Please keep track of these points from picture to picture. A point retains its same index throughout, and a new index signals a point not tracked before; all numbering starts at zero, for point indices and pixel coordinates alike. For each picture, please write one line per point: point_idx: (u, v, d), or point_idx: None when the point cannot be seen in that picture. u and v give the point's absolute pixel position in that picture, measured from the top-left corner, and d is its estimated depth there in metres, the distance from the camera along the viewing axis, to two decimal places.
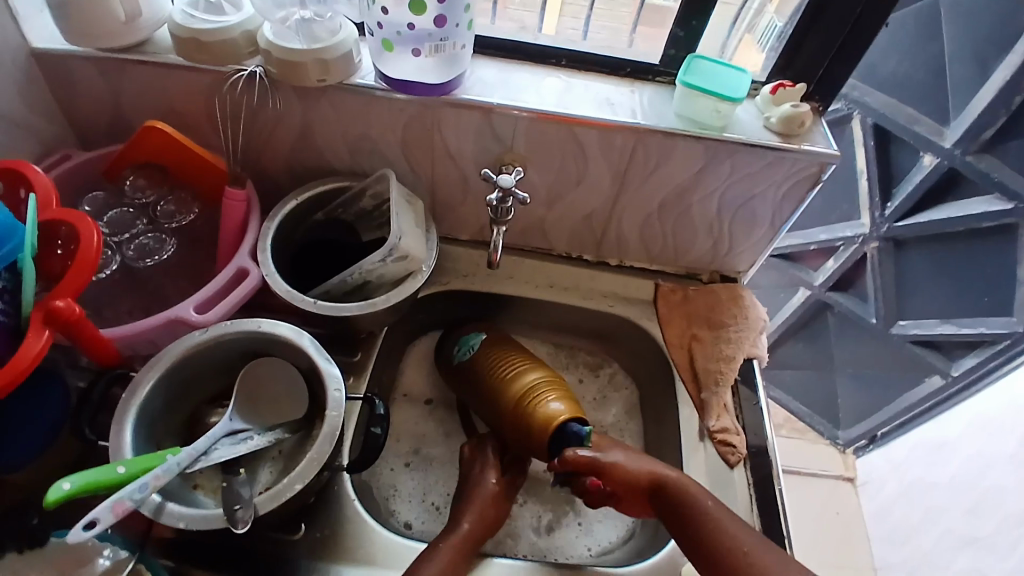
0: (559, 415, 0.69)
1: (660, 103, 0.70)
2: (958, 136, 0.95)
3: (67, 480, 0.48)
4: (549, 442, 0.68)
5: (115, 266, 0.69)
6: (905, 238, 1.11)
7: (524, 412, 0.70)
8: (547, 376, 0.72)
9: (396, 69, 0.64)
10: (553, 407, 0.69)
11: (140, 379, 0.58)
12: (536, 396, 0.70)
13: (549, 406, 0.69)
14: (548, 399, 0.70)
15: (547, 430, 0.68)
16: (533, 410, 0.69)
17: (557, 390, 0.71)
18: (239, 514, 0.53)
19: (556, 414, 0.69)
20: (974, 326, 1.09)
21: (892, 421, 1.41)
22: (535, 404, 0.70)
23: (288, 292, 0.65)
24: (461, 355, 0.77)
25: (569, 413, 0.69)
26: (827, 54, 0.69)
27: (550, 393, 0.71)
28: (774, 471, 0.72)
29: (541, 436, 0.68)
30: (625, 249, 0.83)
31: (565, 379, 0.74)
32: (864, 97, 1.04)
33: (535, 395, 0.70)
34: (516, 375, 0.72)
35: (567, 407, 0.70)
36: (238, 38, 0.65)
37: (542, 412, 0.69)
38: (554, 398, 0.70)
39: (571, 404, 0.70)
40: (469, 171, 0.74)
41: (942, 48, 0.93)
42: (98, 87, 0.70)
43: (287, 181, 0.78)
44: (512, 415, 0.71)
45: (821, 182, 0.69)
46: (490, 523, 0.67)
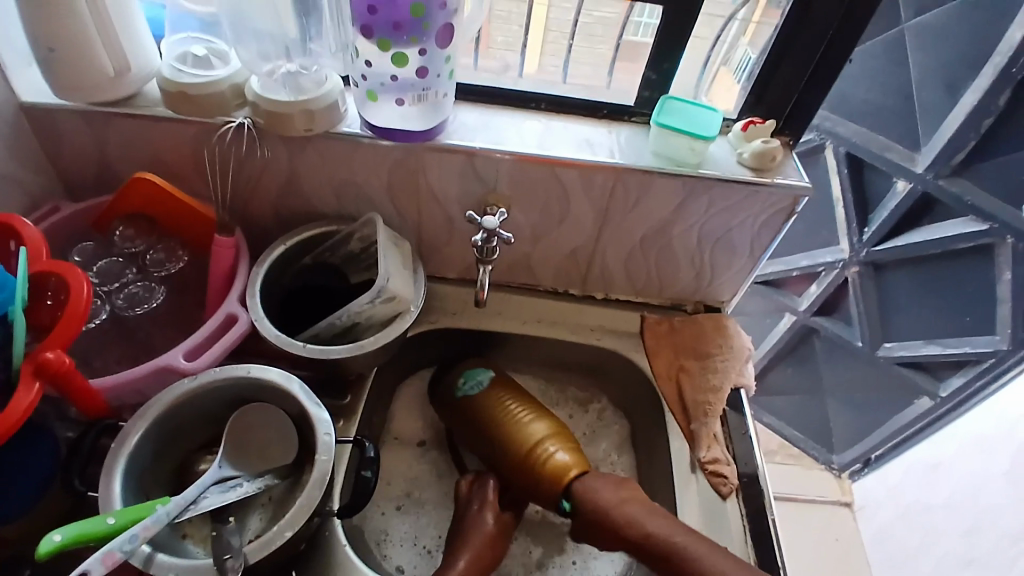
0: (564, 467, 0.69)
1: (637, 142, 0.73)
2: (930, 160, 0.99)
3: (58, 532, 0.47)
4: (551, 493, 0.69)
5: (104, 315, 0.69)
6: (884, 261, 1.14)
7: (529, 463, 0.70)
8: (551, 425, 0.73)
9: (380, 117, 0.66)
10: (559, 458, 0.69)
11: (129, 429, 0.58)
12: (541, 447, 0.70)
13: (556, 457, 0.70)
14: (554, 451, 0.70)
15: (552, 482, 0.68)
16: (538, 461, 0.70)
17: (560, 439, 0.71)
18: (229, 563, 0.52)
19: (564, 466, 0.69)
20: (958, 346, 1.11)
21: (887, 443, 1.41)
22: (541, 455, 0.70)
23: (277, 336, 0.65)
24: (467, 389, 0.76)
25: (575, 467, 0.69)
26: (799, 82, 0.72)
27: (554, 443, 0.71)
28: (766, 501, 0.72)
29: (547, 487, 0.69)
30: (611, 283, 0.85)
31: (564, 424, 0.74)
32: (835, 128, 1.08)
33: (539, 445, 0.70)
34: (519, 425, 0.72)
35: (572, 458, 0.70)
36: (225, 91, 0.67)
37: (549, 464, 0.69)
38: (560, 449, 0.70)
39: (575, 454, 0.70)
40: (454, 213, 0.75)
41: (910, 73, 0.97)
42: (86, 139, 0.72)
43: (275, 227, 0.80)
44: (516, 464, 0.71)
45: (796, 214, 0.72)
46: (485, 564, 0.66)
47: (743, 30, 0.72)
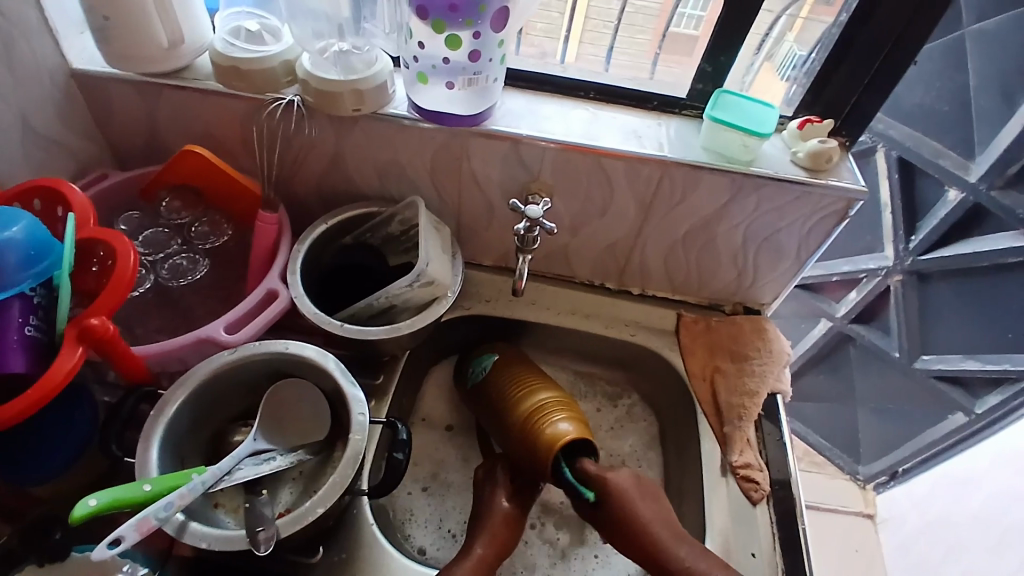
0: (565, 434, 0.68)
1: (687, 135, 0.71)
2: (983, 171, 0.95)
3: (93, 498, 0.48)
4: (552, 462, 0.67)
5: (149, 284, 0.71)
6: (929, 271, 1.10)
7: (533, 430, 0.69)
8: (558, 397, 0.72)
9: (428, 100, 0.66)
10: (560, 426, 0.69)
11: (168, 397, 0.59)
12: (544, 414, 0.70)
13: (557, 426, 0.69)
14: (556, 418, 0.69)
15: (551, 450, 0.67)
16: (541, 428, 0.69)
17: (567, 410, 0.71)
18: (261, 535, 0.53)
19: (563, 434, 0.68)
20: (999, 362, 1.07)
21: (916, 457, 1.37)
22: (543, 422, 0.69)
23: (315, 314, 0.66)
24: (474, 375, 0.78)
25: (576, 434, 0.68)
26: (859, 84, 0.69)
27: (558, 413, 0.70)
28: (798, 511, 0.70)
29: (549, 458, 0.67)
30: (648, 278, 0.83)
31: (576, 401, 0.73)
32: (887, 130, 1.04)
33: (543, 414, 0.70)
34: (528, 396, 0.72)
35: (576, 427, 0.69)
36: (277, 67, 0.67)
37: (549, 431, 0.68)
38: (561, 418, 0.69)
39: (579, 427, 0.69)
40: (495, 199, 0.75)
41: (968, 80, 0.93)
42: (135, 109, 0.73)
43: (316, 205, 0.80)
44: (521, 434, 0.70)
45: (849, 218, 0.69)
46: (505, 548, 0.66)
47: (791, 25, 0.70)
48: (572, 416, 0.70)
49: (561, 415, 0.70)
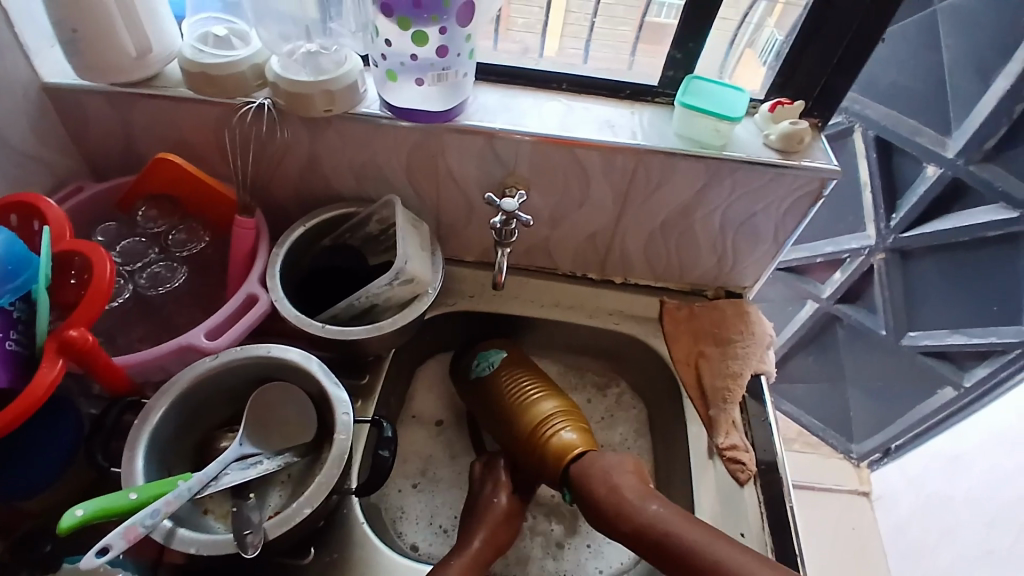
0: (571, 444, 0.69)
1: (660, 123, 0.71)
2: (960, 146, 0.96)
3: (80, 508, 0.49)
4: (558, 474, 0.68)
5: (127, 294, 0.70)
6: (912, 248, 1.11)
7: (539, 440, 0.70)
8: (565, 405, 0.73)
9: (399, 98, 0.66)
10: (566, 436, 0.69)
11: (151, 407, 0.59)
12: (551, 424, 0.70)
13: (564, 436, 0.69)
14: (563, 427, 0.70)
15: (559, 463, 0.68)
16: (546, 439, 0.69)
17: (571, 420, 0.71)
18: (249, 539, 0.53)
19: (570, 446, 0.68)
20: (985, 335, 1.09)
21: (907, 433, 1.39)
22: (550, 433, 0.70)
23: (297, 317, 0.66)
24: (479, 370, 0.77)
25: (582, 446, 0.69)
26: (828, 66, 0.70)
27: (564, 424, 0.71)
28: (784, 491, 0.71)
29: (554, 469, 0.69)
30: (630, 267, 0.83)
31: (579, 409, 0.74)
32: (864, 110, 1.04)
33: (550, 424, 0.70)
34: (535, 401, 0.72)
35: (582, 438, 0.69)
36: (246, 71, 0.67)
37: (556, 442, 0.69)
38: (568, 428, 0.70)
39: (586, 438, 0.70)
40: (474, 195, 0.75)
41: (942, 57, 0.93)
42: (110, 120, 0.72)
43: (295, 209, 0.80)
44: (526, 442, 0.70)
45: (823, 197, 0.70)
46: (496, 540, 0.67)
47: (769, 11, 0.70)
48: (578, 426, 0.71)
49: (568, 425, 0.70)
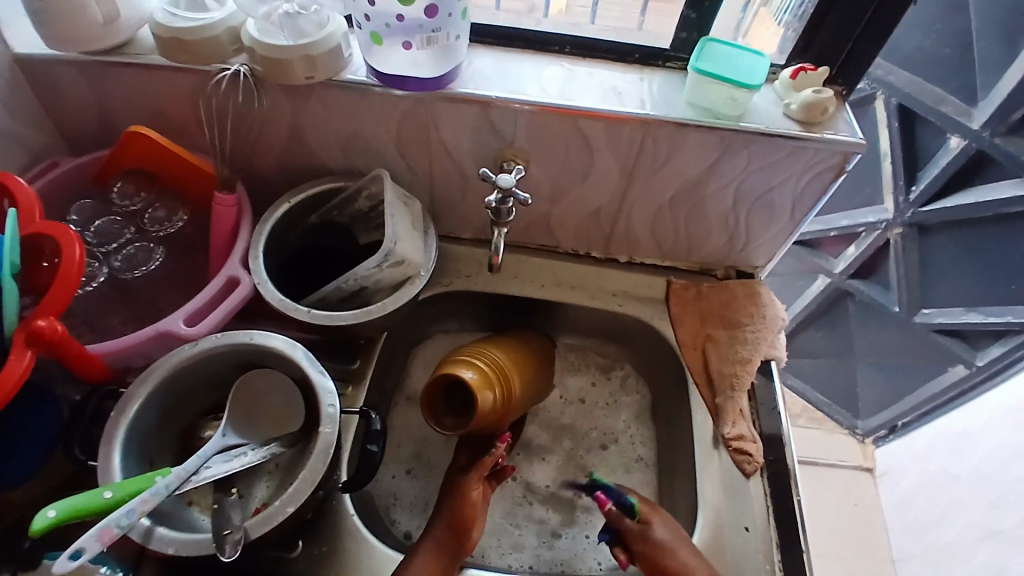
0: (460, 375, 0.64)
1: (671, 91, 0.65)
2: (987, 116, 0.89)
3: (52, 508, 0.46)
4: (429, 386, 0.64)
5: (103, 277, 0.66)
6: (930, 222, 1.05)
7: (448, 359, 0.68)
8: (495, 363, 0.69)
9: (387, 63, 0.61)
10: (464, 368, 0.65)
11: (129, 397, 0.56)
12: (464, 357, 0.67)
13: (467, 362, 0.66)
14: (471, 361, 0.66)
15: (440, 375, 0.65)
16: (452, 359, 0.68)
17: (487, 365, 0.67)
18: (229, 538, 0.50)
19: (461, 369, 0.65)
20: (1001, 315, 1.05)
21: (915, 410, 1.36)
22: (460, 356, 0.68)
23: (281, 301, 0.62)
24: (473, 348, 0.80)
25: (469, 375, 0.64)
26: (854, 28, 0.63)
27: (479, 360, 0.68)
28: (793, 483, 0.68)
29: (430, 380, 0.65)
30: (635, 245, 0.79)
31: (508, 379, 0.69)
32: (887, 76, 0.97)
33: (468, 353, 0.69)
34: (475, 348, 0.70)
35: (474, 376, 0.65)
36: (221, 35, 0.62)
37: (452, 366, 0.66)
38: (476, 361, 0.67)
39: (480, 382, 0.65)
40: (468, 169, 0.70)
41: (971, 22, 0.87)
42: (78, 91, 0.67)
43: (281, 182, 0.75)
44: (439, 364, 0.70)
45: (846, 172, 0.65)
46: (478, 525, 0.61)
47: None
48: (486, 373, 0.66)
49: (478, 365, 0.66)
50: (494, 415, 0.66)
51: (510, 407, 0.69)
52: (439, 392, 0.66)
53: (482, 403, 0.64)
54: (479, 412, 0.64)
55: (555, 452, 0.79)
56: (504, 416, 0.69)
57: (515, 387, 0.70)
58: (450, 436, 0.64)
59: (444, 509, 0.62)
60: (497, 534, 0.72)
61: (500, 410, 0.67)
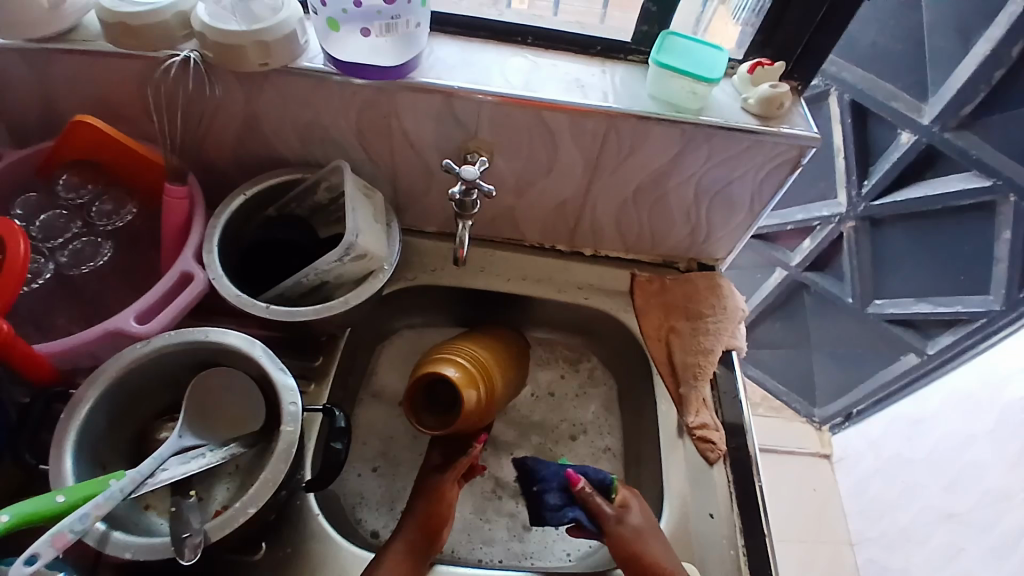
0: (443, 373, 0.63)
1: (633, 84, 0.66)
2: (937, 112, 0.93)
3: (2, 513, 0.44)
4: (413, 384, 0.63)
5: (49, 274, 0.63)
6: (881, 216, 1.09)
7: (429, 356, 0.67)
8: (477, 360, 0.68)
9: (344, 50, 0.59)
10: (447, 365, 0.64)
11: (77, 399, 0.54)
12: (446, 354, 0.66)
13: (451, 359, 0.65)
14: (454, 358, 0.65)
15: (423, 372, 0.64)
16: (434, 356, 0.66)
17: (470, 361, 0.66)
18: (189, 541, 0.49)
19: (444, 367, 0.64)
20: (951, 304, 1.09)
21: (869, 398, 1.41)
22: (443, 352, 0.67)
23: (237, 297, 0.60)
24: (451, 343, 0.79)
25: (454, 373, 0.64)
26: (810, 23, 0.65)
27: (462, 357, 0.67)
28: (754, 468, 0.69)
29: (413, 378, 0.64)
30: (600, 238, 0.79)
31: (490, 374, 0.68)
32: (840, 73, 1.00)
33: (450, 349, 0.68)
34: (457, 346, 0.69)
35: (457, 373, 0.64)
36: (170, 20, 0.59)
37: (434, 364, 0.64)
38: (459, 357, 0.66)
39: (464, 380, 0.64)
40: (432, 161, 0.69)
41: (923, 18, 0.90)
42: (18, 76, 0.63)
43: (236, 174, 0.73)
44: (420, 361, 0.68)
45: (802, 165, 0.66)
46: (448, 525, 0.61)
47: None
48: (469, 370, 0.65)
49: (461, 362, 0.65)
50: (478, 413, 0.66)
51: (491, 406, 0.68)
52: (422, 390, 0.65)
53: (467, 401, 0.63)
54: (464, 411, 0.63)
55: (523, 446, 0.79)
56: (487, 414, 0.68)
57: (496, 385, 0.69)
58: (435, 435, 0.64)
59: (416, 508, 0.62)
60: (466, 529, 0.72)
61: (482, 409, 0.66)
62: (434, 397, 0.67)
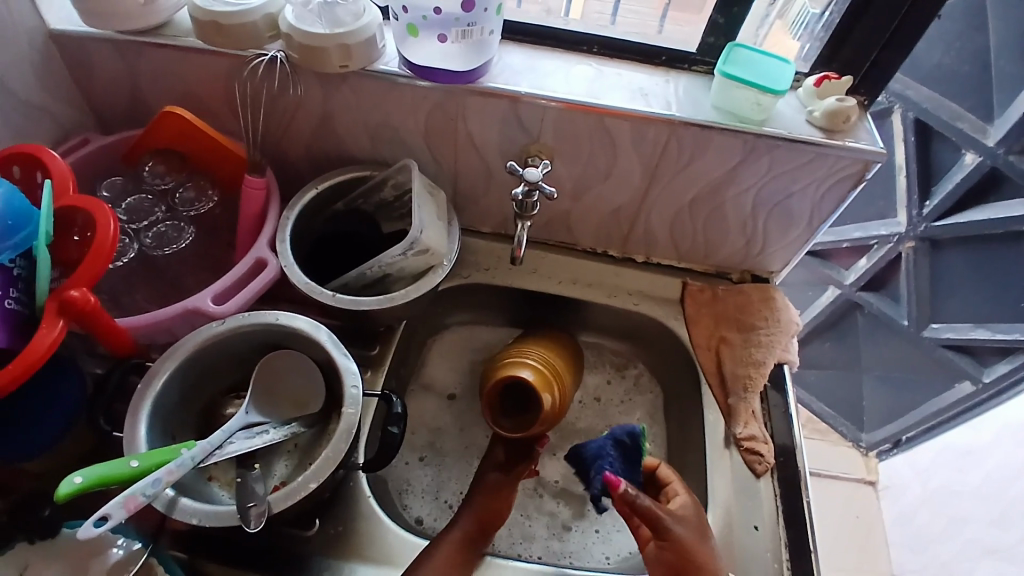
0: (520, 376, 0.66)
1: (696, 93, 0.67)
2: (1002, 135, 0.90)
3: (78, 475, 0.46)
4: (492, 387, 0.66)
5: (133, 254, 0.68)
6: (942, 237, 1.06)
7: (503, 358, 0.70)
8: (549, 363, 0.70)
9: (420, 55, 0.62)
10: (523, 369, 0.67)
11: (155, 371, 0.57)
12: (519, 357, 0.69)
13: (526, 361, 0.68)
14: (528, 361, 0.68)
15: (501, 375, 0.67)
16: (508, 358, 0.69)
17: (542, 364, 0.69)
18: (253, 510, 0.51)
19: (520, 370, 0.67)
20: (1010, 332, 1.05)
21: (920, 426, 1.36)
22: (516, 355, 0.70)
23: (307, 285, 0.63)
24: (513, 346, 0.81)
25: (531, 376, 0.66)
26: (881, 38, 0.64)
27: (534, 358, 0.69)
28: (802, 483, 0.69)
29: (492, 381, 0.67)
30: (653, 245, 0.80)
31: (562, 374, 0.71)
32: (906, 91, 0.98)
33: (522, 351, 0.70)
34: (527, 348, 0.71)
35: (534, 377, 0.66)
36: (259, 21, 0.63)
37: (510, 367, 0.67)
38: (533, 359, 0.69)
39: (540, 383, 0.66)
40: (494, 163, 0.71)
41: (989, 41, 0.88)
42: (116, 69, 0.68)
43: (308, 170, 0.77)
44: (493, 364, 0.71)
45: (865, 181, 0.66)
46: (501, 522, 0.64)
47: None
48: (543, 373, 0.68)
49: (534, 365, 0.68)
50: (555, 415, 0.68)
51: (565, 409, 0.70)
52: (499, 393, 0.68)
53: (545, 403, 0.66)
54: (543, 413, 0.65)
55: (566, 449, 0.80)
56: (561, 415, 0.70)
57: (567, 386, 0.71)
58: (516, 437, 0.66)
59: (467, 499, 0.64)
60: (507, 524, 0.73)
61: (558, 412, 0.68)
62: (509, 400, 0.70)
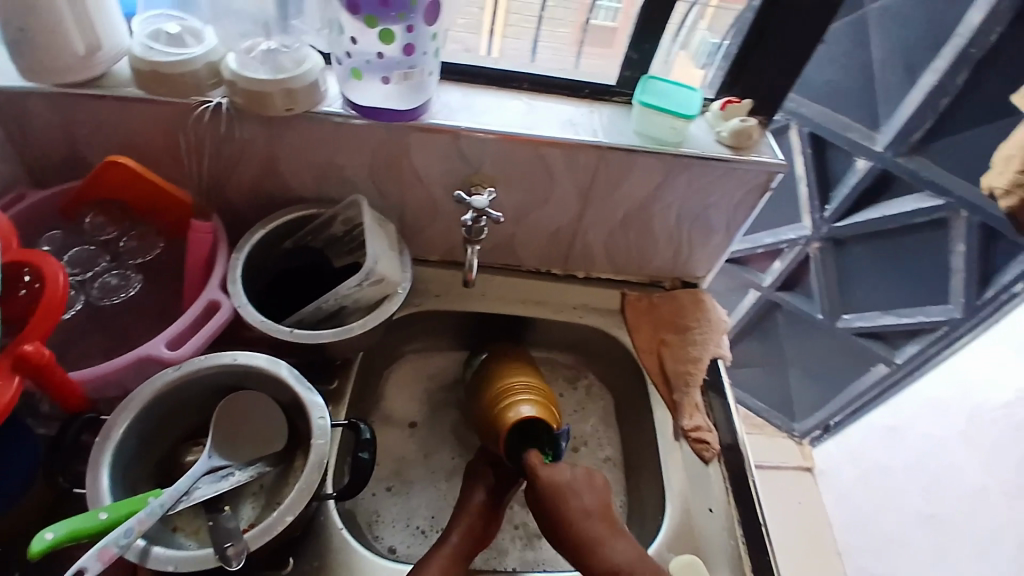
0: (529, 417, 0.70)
1: (619, 121, 0.74)
2: (891, 138, 1.02)
3: (48, 531, 0.45)
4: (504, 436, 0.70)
5: (80, 305, 0.67)
6: (844, 237, 1.19)
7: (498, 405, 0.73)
8: (535, 387, 0.75)
9: (363, 96, 0.66)
10: (524, 410, 0.71)
11: (113, 421, 0.56)
12: (512, 397, 0.73)
13: (523, 402, 0.72)
14: (523, 401, 0.72)
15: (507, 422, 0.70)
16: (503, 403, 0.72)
17: (533, 394, 0.73)
18: (231, 550, 0.51)
19: (524, 410, 0.71)
20: (914, 314, 1.17)
21: (847, 408, 1.46)
22: (510, 397, 0.73)
23: (263, 322, 0.64)
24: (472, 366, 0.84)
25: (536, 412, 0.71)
26: (770, 64, 0.73)
27: (524, 393, 0.73)
28: (747, 467, 0.74)
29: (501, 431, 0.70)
30: (592, 262, 0.86)
31: (548, 388, 0.76)
32: (800, 108, 1.11)
33: (511, 391, 0.74)
34: (509, 382, 0.75)
35: (539, 412, 0.71)
36: (200, 70, 0.64)
37: (512, 412, 0.71)
38: (526, 395, 0.73)
39: (545, 414, 0.72)
40: (439, 194, 0.75)
41: (872, 56, 1.00)
42: (49, 121, 0.67)
43: (252, 213, 0.78)
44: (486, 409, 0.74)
45: (770, 190, 0.74)
46: (486, 543, 0.66)
47: (703, 14, 0.74)
48: (540, 403, 0.72)
49: (530, 400, 0.72)
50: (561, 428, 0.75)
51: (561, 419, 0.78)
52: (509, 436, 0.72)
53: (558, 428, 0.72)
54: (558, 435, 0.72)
55: None
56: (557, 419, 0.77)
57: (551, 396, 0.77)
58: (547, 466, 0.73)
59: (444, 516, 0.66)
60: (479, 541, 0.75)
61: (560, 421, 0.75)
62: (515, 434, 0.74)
